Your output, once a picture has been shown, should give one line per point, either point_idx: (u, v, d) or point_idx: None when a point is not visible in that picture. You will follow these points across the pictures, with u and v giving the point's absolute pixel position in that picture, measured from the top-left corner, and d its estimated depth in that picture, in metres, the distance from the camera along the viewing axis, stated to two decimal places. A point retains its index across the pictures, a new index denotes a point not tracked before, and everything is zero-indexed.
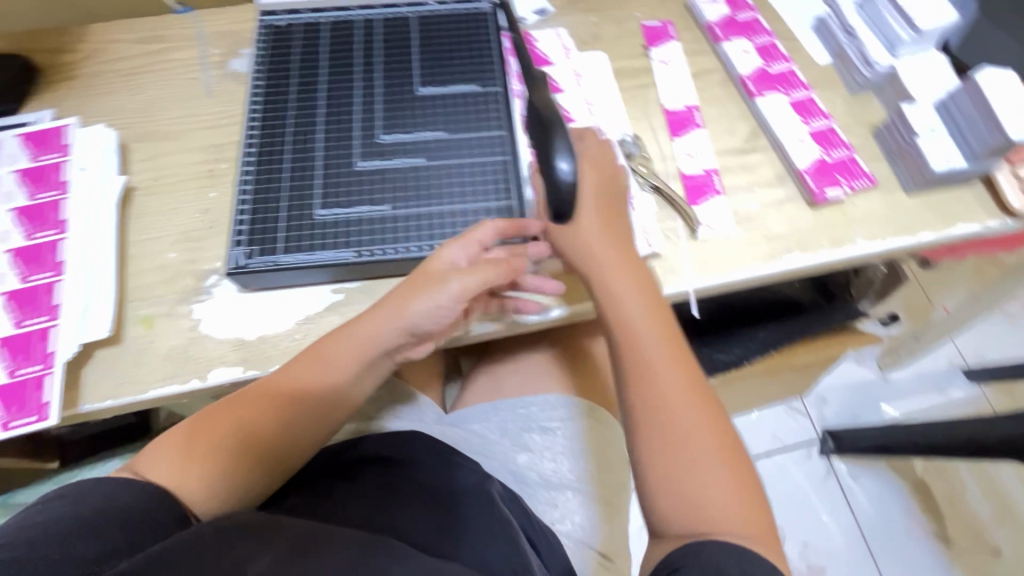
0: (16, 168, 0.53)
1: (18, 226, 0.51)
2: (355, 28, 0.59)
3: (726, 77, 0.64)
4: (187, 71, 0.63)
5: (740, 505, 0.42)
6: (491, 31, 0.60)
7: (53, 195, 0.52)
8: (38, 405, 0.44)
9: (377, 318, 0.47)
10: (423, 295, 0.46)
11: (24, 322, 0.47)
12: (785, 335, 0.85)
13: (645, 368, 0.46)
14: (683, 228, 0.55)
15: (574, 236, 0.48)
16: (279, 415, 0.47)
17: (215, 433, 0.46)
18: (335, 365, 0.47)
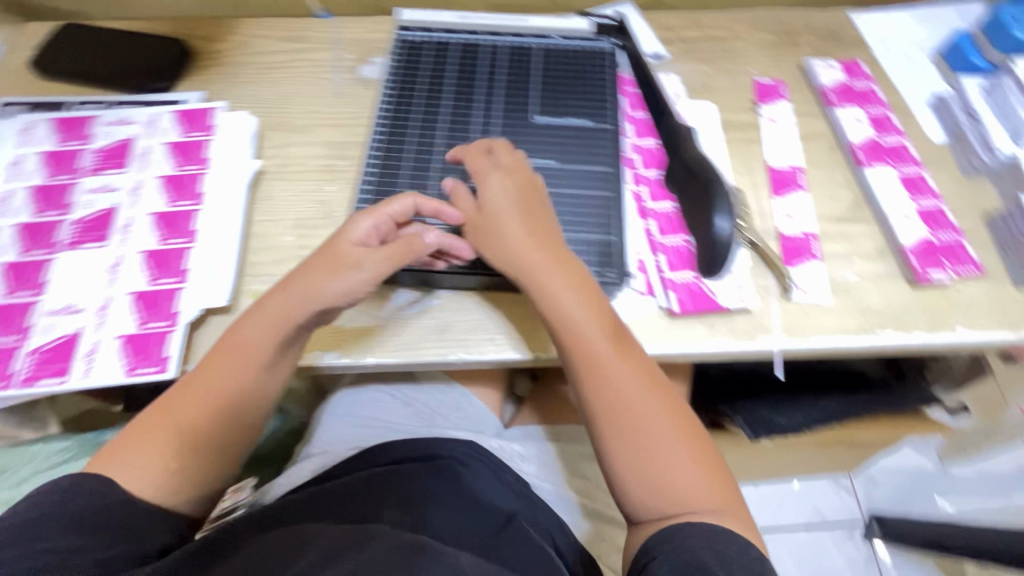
0: (168, 141, 0.59)
1: (163, 192, 0.56)
2: (482, 52, 0.63)
3: (834, 143, 0.64)
4: (320, 71, 0.68)
5: (709, 480, 0.44)
6: (609, 70, 0.62)
7: (196, 171, 0.57)
8: (159, 357, 0.48)
9: (286, 298, 0.47)
10: (330, 277, 0.47)
11: (158, 280, 0.52)
12: (848, 409, 0.81)
13: (591, 377, 0.45)
14: (775, 286, 0.55)
15: (502, 249, 0.49)
16: (202, 402, 0.46)
17: (142, 434, 0.45)
18: (250, 351, 0.47)
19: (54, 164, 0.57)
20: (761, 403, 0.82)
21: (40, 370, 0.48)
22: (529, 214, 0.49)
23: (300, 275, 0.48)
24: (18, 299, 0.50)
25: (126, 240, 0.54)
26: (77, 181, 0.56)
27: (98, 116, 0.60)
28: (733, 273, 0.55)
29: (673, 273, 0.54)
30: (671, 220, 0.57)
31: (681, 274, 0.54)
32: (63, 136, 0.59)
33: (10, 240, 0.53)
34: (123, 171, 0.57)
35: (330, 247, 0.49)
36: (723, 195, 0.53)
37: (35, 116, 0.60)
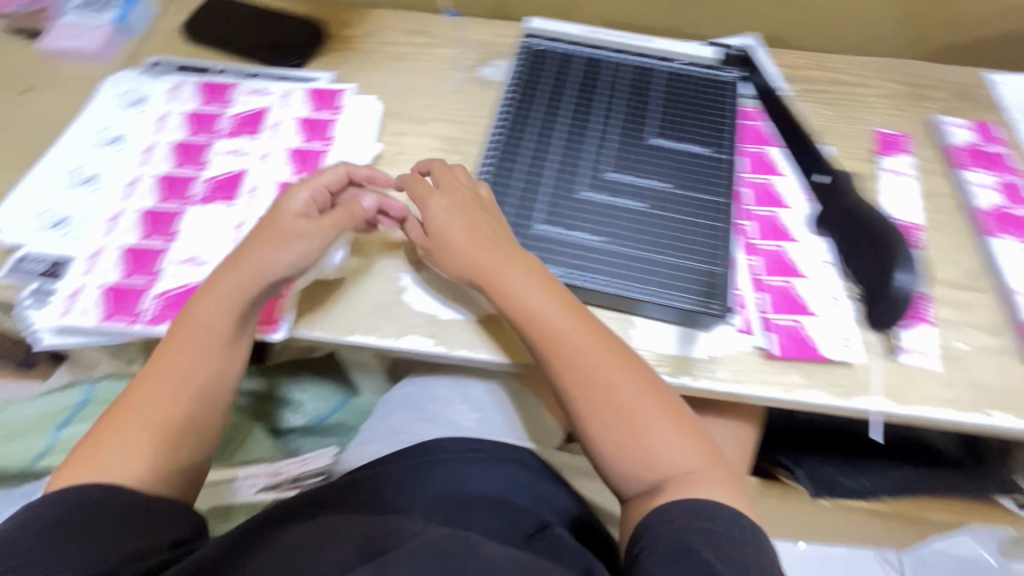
0: (298, 116, 0.63)
1: (290, 162, 0.60)
2: (605, 68, 0.64)
3: (957, 205, 0.61)
4: (443, 67, 0.70)
5: (691, 448, 0.46)
6: (731, 101, 0.62)
7: (321, 146, 0.61)
8: (272, 319, 0.53)
9: (233, 274, 0.49)
10: (267, 250, 0.50)
11: None
12: (922, 483, 0.77)
13: (564, 367, 0.47)
14: (880, 344, 0.53)
15: (451, 254, 0.51)
16: (162, 385, 0.47)
17: (107, 435, 0.45)
18: (206, 326, 0.48)
19: (197, 124, 0.62)
20: (826, 462, 0.79)
21: (164, 311, 0.51)
22: (478, 220, 0.51)
23: (234, 257, 0.50)
24: (151, 243, 0.55)
25: (251, 202, 0.57)
26: (214, 142, 0.61)
27: (238, 87, 0.65)
28: (842, 325, 0.53)
29: (774, 314, 0.53)
30: (777, 261, 0.56)
31: (783, 316, 0.53)
32: (208, 101, 0.64)
33: (152, 189, 0.58)
34: (256, 139, 0.62)
35: (265, 227, 0.51)
36: (903, 253, 0.51)
37: (184, 80, 0.66)
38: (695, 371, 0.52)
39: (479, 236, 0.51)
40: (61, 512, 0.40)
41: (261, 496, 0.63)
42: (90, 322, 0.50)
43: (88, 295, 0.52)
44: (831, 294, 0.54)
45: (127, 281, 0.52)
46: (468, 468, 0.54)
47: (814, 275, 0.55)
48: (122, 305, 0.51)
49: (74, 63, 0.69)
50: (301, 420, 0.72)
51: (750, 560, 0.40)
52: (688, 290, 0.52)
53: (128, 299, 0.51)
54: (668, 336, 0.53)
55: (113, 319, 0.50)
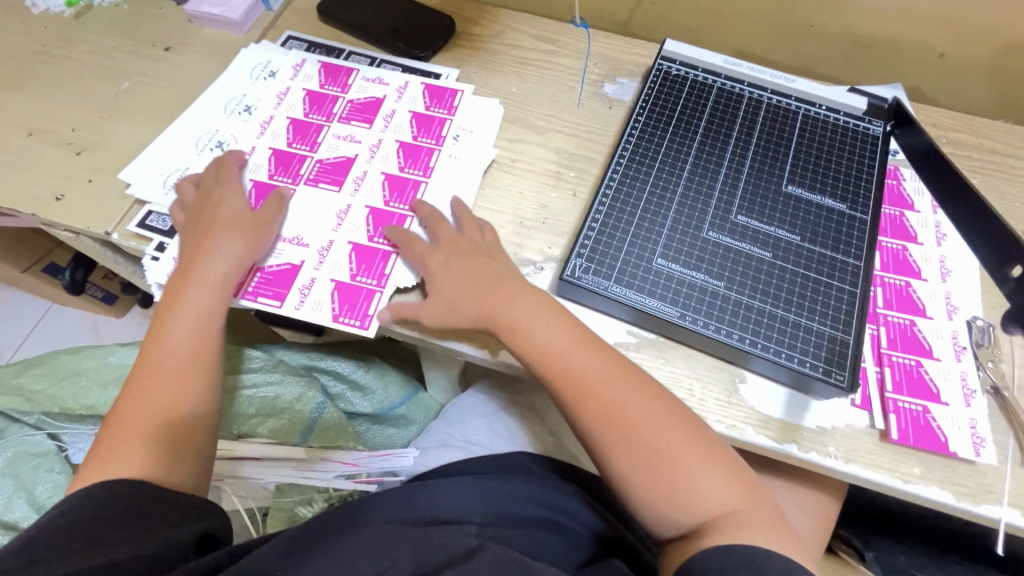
0: (412, 110, 0.63)
1: (398, 156, 0.60)
2: (741, 102, 0.61)
3: None
4: (568, 79, 0.69)
5: (730, 485, 0.43)
6: (878, 154, 0.58)
7: (431, 145, 0.61)
8: (363, 314, 0.52)
9: (216, 261, 0.51)
10: (234, 241, 0.52)
11: (375, 238, 0.56)
12: None
13: (585, 406, 0.45)
14: (1014, 448, 0.48)
15: (445, 308, 0.49)
16: (169, 371, 0.48)
17: (121, 428, 0.45)
18: (208, 309, 0.50)
19: (314, 104, 0.63)
20: (901, 553, 0.74)
21: (264, 290, 0.53)
22: (474, 267, 0.51)
23: (205, 248, 0.51)
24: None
25: (357, 192, 0.58)
26: (329, 125, 0.62)
27: (356, 72, 0.66)
28: (972, 419, 0.48)
29: (898, 395, 0.49)
30: (905, 335, 0.52)
31: (907, 399, 0.49)
32: (327, 82, 0.65)
33: (265, 162, 0.59)
34: (369, 127, 0.62)
35: (218, 220, 0.53)
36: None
37: (307, 57, 0.67)
38: (803, 440, 0.48)
39: (471, 283, 0.50)
40: (82, 509, 0.40)
41: (336, 480, 0.64)
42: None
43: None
44: (964, 383, 0.50)
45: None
46: (486, 481, 0.53)
47: (947, 359, 0.51)
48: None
49: (214, 29, 0.71)
50: (370, 408, 0.71)
51: None
52: (810, 354, 0.48)
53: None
54: (777, 399, 0.50)
55: None
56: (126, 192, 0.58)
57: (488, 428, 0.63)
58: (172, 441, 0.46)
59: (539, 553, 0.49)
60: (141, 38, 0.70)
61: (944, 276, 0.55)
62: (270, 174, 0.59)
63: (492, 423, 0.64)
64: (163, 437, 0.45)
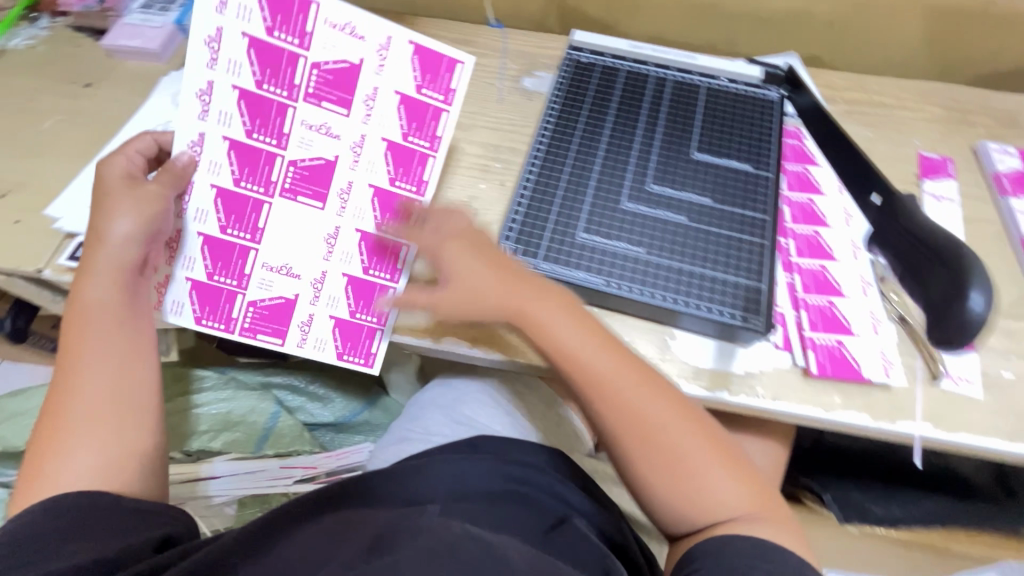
0: (400, 91, 0.55)
1: (387, 163, 0.56)
2: (648, 82, 0.65)
3: (1003, 232, 0.61)
4: (487, 76, 0.71)
5: (747, 488, 0.46)
6: (776, 118, 0.62)
7: (424, 150, 0.57)
8: (366, 353, 0.56)
9: (112, 247, 0.48)
10: (124, 219, 0.49)
11: (370, 270, 0.56)
12: (952, 516, 0.77)
13: (608, 408, 0.47)
14: (922, 369, 0.52)
15: (466, 301, 0.49)
16: (95, 371, 0.46)
17: (53, 438, 0.44)
18: (107, 301, 0.48)
19: (271, 76, 0.52)
20: (854, 485, 0.79)
21: (260, 327, 0.55)
22: (498, 261, 0.50)
23: (95, 236, 0.49)
24: (232, 238, 0.54)
25: (342, 210, 0.55)
26: (292, 105, 0.53)
27: (315, 7, 0.51)
28: (881, 347, 0.52)
29: (814, 333, 0.53)
30: (817, 279, 0.56)
31: (823, 335, 0.53)
32: (275, 28, 0.51)
33: (225, 158, 0.53)
34: (348, 112, 0.54)
35: (106, 200, 0.50)
36: (978, 267, 0.44)
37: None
38: (732, 386, 0.51)
39: (498, 278, 0.49)
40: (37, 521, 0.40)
41: (296, 486, 0.66)
42: (185, 320, 0.54)
43: (176, 283, 0.54)
44: (871, 315, 0.54)
45: (214, 279, 0.54)
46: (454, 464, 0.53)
47: (855, 295, 0.55)
48: (211, 302, 0.54)
49: (133, 61, 0.71)
50: (331, 416, 0.72)
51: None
52: (728, 305, 0.52)
53: (217, 297, 0.54)
54: (706, 351, 0.53)
55: (202, 322, 0.54)
56: (53, 227, 0.58)
57: (448, 416, 0.65)
58: (116, 446, 0.45)
59: (503, 522, 0.50)
60: (61, 78, 0.70)
61: (847, 222, 0.59)
62: (234, 173, 0.53)
63: (453, 411, 0.65)
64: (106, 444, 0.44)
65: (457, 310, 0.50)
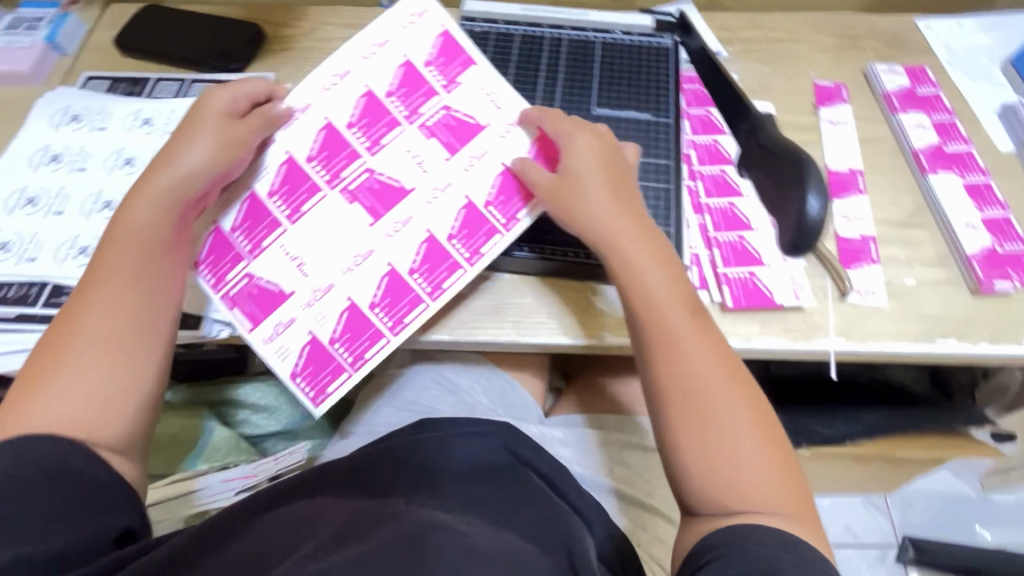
0: (505, 163, 0.54)
1: (455, 219, 0.53)
2: (544, 43, 0.64)
3: (897, 147, 0.63)
4: None
5: (781, 480, 0.43)
6: (671, 64, 0.63)
7: (493, 227, 0.53)
8: (344, 363, 0.52)
9: (176, 173, 0.50)
10: (201, 153, 0.50)
11: (375, 308, 0.52)
12: (893, 424, 0.83)
13: (664, 355, 0.46)
14: (832, 288, 0.54)
15: (577, 209, 0.50)
16: (117, 293, 0.46)
17: (55, 356, 0.44)
18: (148, 229, 0.49)
19: (406, 93, 0.54)
20: (807, 412, 0.84)
21: (240, 305, 0.53)
22: (614, 183, 0.50)
23: (169, 158, 0.51)
24: (272, 208, 0.53)
25: (391, 238, 0.53)
26: (404, 125, 0.54)
27: (478, 66, 0.55)
28: (791, 273, 0.54)
29: (727, 268, 0.54)
30: (726, 217, 0.57)
31: (736, 269, 0.54)
32: (445, 67, 0.55)
33: (312, 137, 0.54)
34: (449, 157, 0.54)
35: (194, 127, 0.52)
36: (817, 175, 0.47)
37: (440, 18, 0.56)
38: None
39: (610, 199, 0.50)
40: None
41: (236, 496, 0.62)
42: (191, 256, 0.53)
43: (206, 217, 0.54)
44: None
45: (234, 236, 0.53)
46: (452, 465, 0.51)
47: (763, 227, 0.57)
48: (222, 257, 0.53)
49: (6, 87, 0.67)
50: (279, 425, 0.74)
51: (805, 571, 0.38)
52: None
53: (230, 253, 0.53)
54: None
55: (201, 269, 0.53)
56: None
57: (399, 407, 0.65)
58: (110, 387, 0.44)
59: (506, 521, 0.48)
60: None
61: None
62: (313, 150, 0.54)
63: (403, 400, 0.66)
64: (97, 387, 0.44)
65: (574, 212, 0.50)
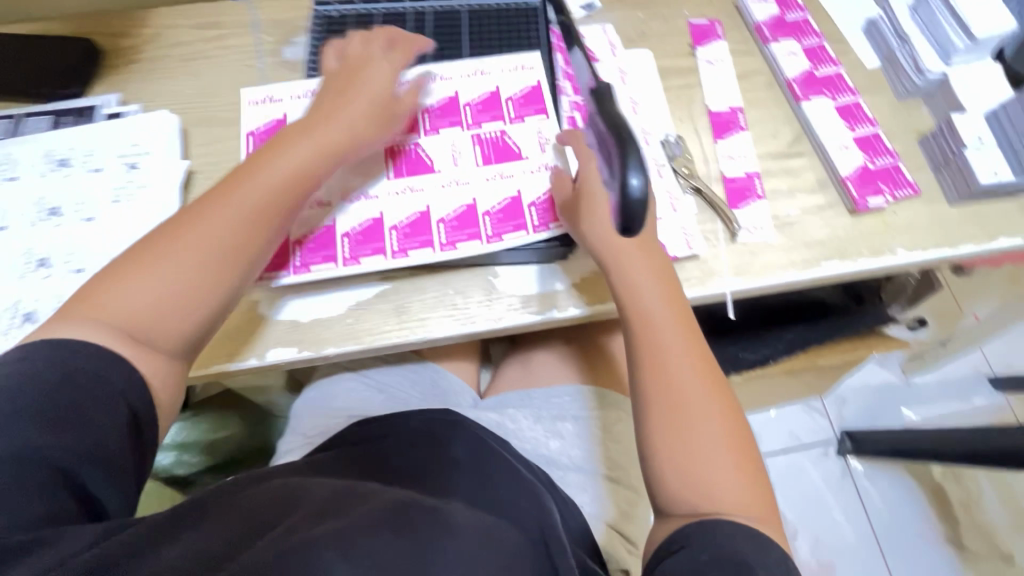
0: (515, 194, 0.55)
1: (448, 216, 0.54)
2: (407, 19, 0.62)
3: (771, 79, 0.64)
4: (245, 58, 0.65)
5: (748, 491, 0.45)
6: (542, 26, 0.61)
7: (478, 232, 0.54)
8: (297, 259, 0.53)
9: (336, 125, 0.51)
10: (360, 117, 0.53)
11: (349, 232, 0.54)
12: (813, 335, 0.85)
13: (651, 363, 0.48)
14: (722, 230, 0.56)
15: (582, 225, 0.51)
16: (240, 215, 0.47)
17: (152, 262, 0.45)
18: (284, 178, 0.49)
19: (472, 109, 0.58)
20: (726, 344, 0.87)
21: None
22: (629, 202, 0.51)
23: (333, 108, 0.52)
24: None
25: (397, 196, 0.55)
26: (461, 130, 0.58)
27: (546, 120, 0.57)
28: (681, 222, 0.56)
29: None
30: None
31: None
32: (518, 108, 0.58)
33: None
34: (479, 165, 0.56)
35: (354, 84, 0.54)
36: None
37: (539, 73, 0.59)
38: (560, 302, 0.54)
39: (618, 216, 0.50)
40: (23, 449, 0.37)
41: None
42: (252, 124, 0.58)
43: (283, 102, 0.58)
44: (669, 196, 0.57)
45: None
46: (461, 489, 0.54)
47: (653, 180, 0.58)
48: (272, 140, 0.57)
49: None
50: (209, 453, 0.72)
51: (759, 541, 0.41)
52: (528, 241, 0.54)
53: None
54: (530, 275, 0.55)
55: (253, 124, 0.58)
56: None
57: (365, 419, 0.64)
58: (180, 303, 0.45)
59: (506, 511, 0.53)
60: None
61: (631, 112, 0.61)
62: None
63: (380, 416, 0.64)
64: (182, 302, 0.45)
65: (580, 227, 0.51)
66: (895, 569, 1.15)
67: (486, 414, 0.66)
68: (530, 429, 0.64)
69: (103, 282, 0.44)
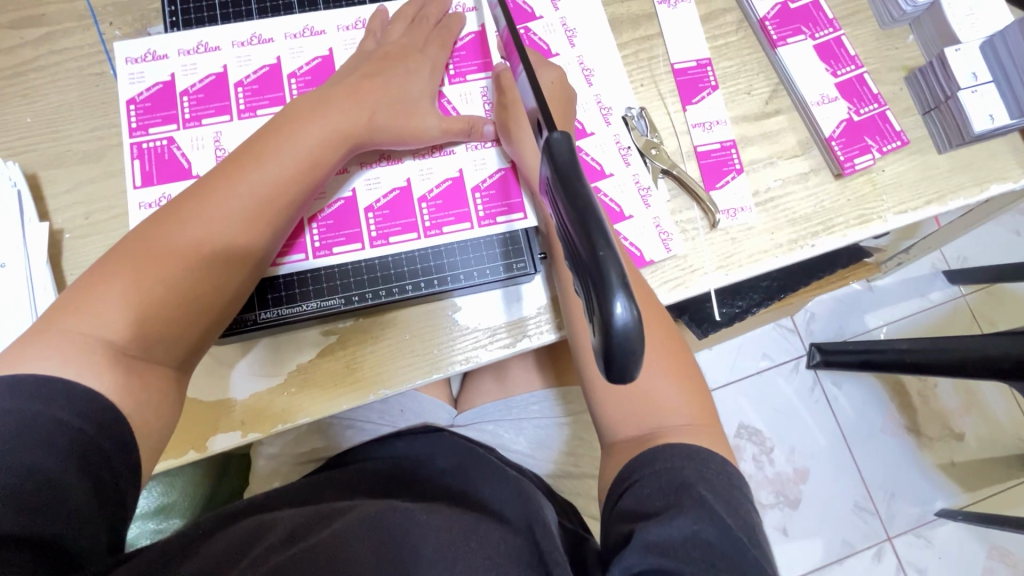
0: (454, 176, 0.49)
1: (379, 203, 0.48)
2: None
3: (742, 17, 0.54)
4: (89, 64, 0.50)
5: (694, 407, 0.44)
6: None
7: (414, 223, 0.48)
8: None
9: (354, 107, 0.44)
10: (385, 104, 0.45)
11: None
12: (789, 283, 0.79)
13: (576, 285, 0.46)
14: (701, 218, 0.50)
15: (518, 147, 0.47)
16: (244, 211, 0.40)
17: (138, 258, 0.37)
18: (296, 163, 0.42)
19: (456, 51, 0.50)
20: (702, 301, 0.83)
21: (142, 161, 0.47)
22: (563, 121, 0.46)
23: (356, 90, 0.45)
24: (232, 95, 0.49)
25: None
26: None
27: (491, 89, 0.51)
28: (652, 214, 0.49)
29: None
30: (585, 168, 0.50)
31: None
32: (457, 63, 0.51)
33: (304, 58, 0.50)
34: None
35: (386, 72, 0.47)
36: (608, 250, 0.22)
37: (483, 22, 0.52)
38: (530, 330, 0.48)
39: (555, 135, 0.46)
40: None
41: None
42: (129, 90, 0.48)
43: (170, 62, 0.49)
44: (638, 185, 0.50)
45: (181, 98, 0.49)
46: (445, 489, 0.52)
47: (619, 171, 0.50)
48: (158, 108, 0.48)
49: None
50: (153, 500, 0.64)
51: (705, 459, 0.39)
52: (488, 260, 0.48)
53: (166, 111, 0.48)
54: (494, 304, 0.49)
55: (132, 105, 0.48)
56: None
57: (337, 456, 0.59)
58: (173, 311, 0.38)
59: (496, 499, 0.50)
60: None
61: (585, 72, 0.52)
62: (299, 68, 0.50)
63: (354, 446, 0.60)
64: (169, 313, 0.37)
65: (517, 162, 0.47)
66: (861, 462, 1.25)
67: (470, 429, 0.62)
68: (514, 442, 0.62)
69: (85, 290, 0.36)
